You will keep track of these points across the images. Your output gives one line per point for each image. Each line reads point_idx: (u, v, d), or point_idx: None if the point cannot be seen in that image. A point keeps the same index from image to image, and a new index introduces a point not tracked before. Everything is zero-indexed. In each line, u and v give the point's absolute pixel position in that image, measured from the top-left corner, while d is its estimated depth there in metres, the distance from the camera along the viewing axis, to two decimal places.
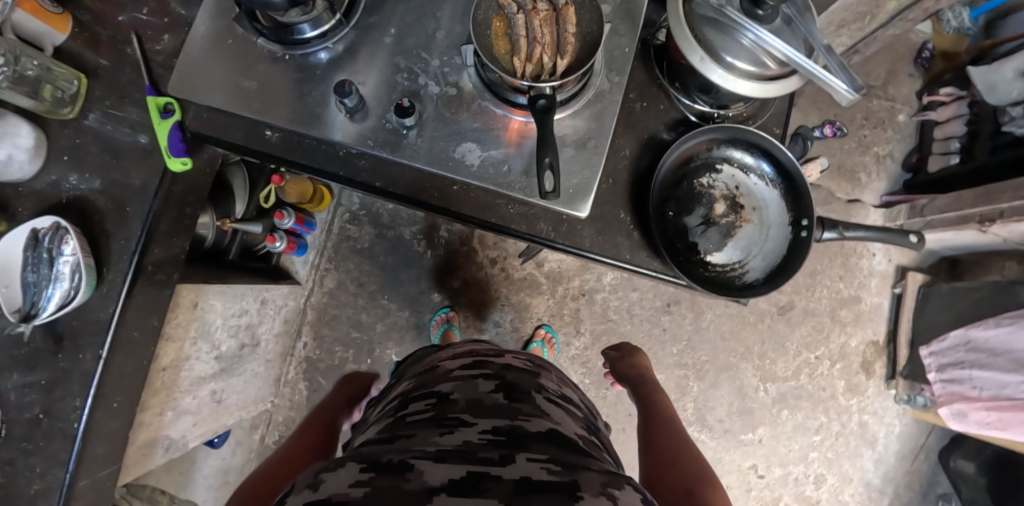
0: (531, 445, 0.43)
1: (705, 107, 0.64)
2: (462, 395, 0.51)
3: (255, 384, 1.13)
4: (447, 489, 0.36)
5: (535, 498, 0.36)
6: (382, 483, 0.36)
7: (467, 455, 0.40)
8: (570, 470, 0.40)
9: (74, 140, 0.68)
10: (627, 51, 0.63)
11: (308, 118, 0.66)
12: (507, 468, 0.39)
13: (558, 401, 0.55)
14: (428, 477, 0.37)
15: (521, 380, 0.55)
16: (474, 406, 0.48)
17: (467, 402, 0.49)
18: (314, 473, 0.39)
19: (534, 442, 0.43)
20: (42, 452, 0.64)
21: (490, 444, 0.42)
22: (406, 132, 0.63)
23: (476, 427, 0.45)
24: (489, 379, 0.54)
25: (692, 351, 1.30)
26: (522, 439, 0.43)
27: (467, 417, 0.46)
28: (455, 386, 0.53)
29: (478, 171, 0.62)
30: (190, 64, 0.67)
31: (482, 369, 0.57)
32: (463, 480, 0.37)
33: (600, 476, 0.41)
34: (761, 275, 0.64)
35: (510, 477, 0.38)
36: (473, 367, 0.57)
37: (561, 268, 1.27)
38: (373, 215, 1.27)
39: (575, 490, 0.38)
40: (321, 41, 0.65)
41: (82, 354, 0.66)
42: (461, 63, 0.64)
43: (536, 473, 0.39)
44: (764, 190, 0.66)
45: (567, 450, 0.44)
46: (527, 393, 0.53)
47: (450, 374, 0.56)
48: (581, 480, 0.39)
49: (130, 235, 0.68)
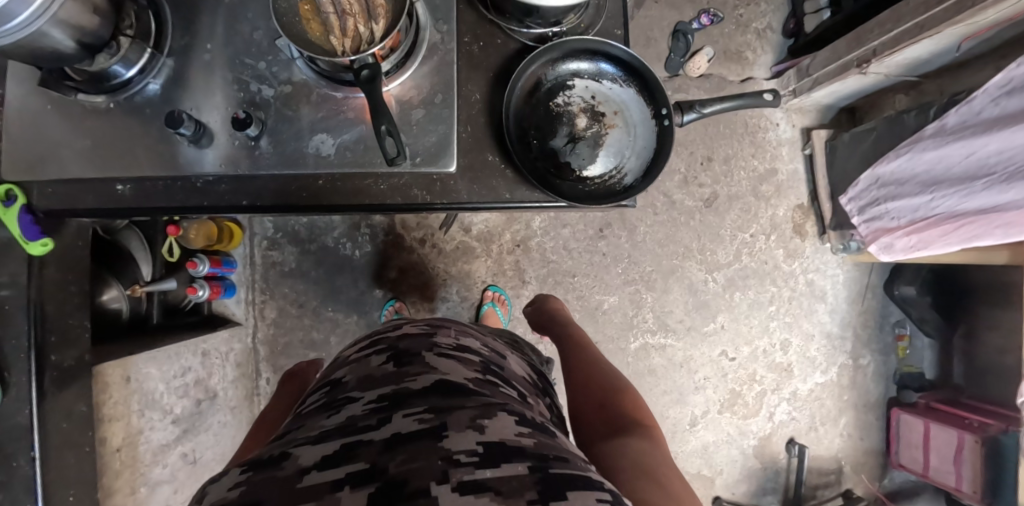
0: (411, 400, 0.41)
1: (540, 29, 0.63)
2: (353, 375, 0.48)
3: (228, 433, 1.12)
4: (318, 465, 0.34)
5: (401, 450, 0.35)
6: (259, 476, 0.34)
7: (346, 429, 0.38)
8: (441, 414, 0.39)
9: None
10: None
11: (156, 157, 0.64)
12: (381, 430, 0.37)
13: (452, 353, 0.51)
14: (303, 459, 0.35)
15: (414, 346, 0.51)
16: (364, 381, 0.45)
17: (357, 379, 0.47)
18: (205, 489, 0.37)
19: (415, 397, 0.41)
20: None
21: (370, 412, 0.40)
22: (256, 143, 0.62)
23: (362, 399, 0.43)
24: (381, 354, 0.50)
25: (637, 265, 1.34)
26: (405, 397, 0.41)
27: (355, 393, 0.44)
28: (348, 370, 0.49)
29: (336, 159, 0.62)
30: (16, 143, 0.64)
31: (377, 346, 0.53)
32: (336, 452, 0.35)
33: (474, 411, 0.40)
34: (637, 175, 0.66)
35: (380, 437, 0.36)
36: (369, 348, 0.53)
37: (491, 228, 1.27)
38: (291, 234, 1.24)
39: (442, 430, 0.37)
40: (142, 78, 0.63)
41: (15, 462, 0.64)
42: (288, 58, 0.63)
43: (406, 426, 0.37)
44: (619, 92, 0.68)
45: (451, 393, 0.42)
46: (417, 355, 0.49)
47: (348, 360, 0.54)
48: (450, 419, 0.38)
49: (18, 331, 0.65)
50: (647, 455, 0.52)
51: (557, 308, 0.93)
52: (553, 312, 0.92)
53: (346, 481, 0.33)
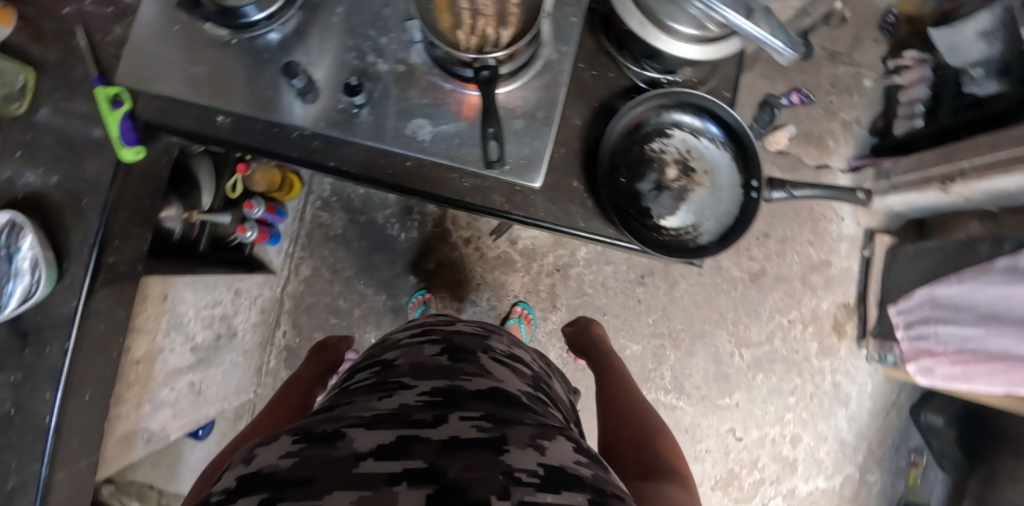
0: (467, 403, 0.42)
1: (654, 73, 0.64)
2: (405, 360, 0.50)
3: (235, 374, 1.14)
4: (374, 453, 0.35)
5: (458, 455, 0.35)
6: (312, 451, 0.35)
7: (400, 418, 0.39)
8: (500, 426, 0.39)
9: (25, 136, 0.67)
10: (574, 21, 0.64)
11: (261, 100, 0.65)
12: (438, 429, 0.38)
13: (506, 361, 0.53)
14: (357, 444, 0.36)
15: (467, 342, 0.54)
16: (417, 370, 0.47)
17: (410, 365, 0.48)
18: (251, 449, 0.38)
19: (469, 400, 0.42)
20: (16, 447, 0.65)
21: (425, 405, 0.41)
22: (357, 111, 0.63)
23: (415, 389, 0.44)
24: (435, 344, 0.53)
25: (668, 320, 1.32)
26: (459, 397, 0.42)
27: (407, 381, 0.45)
28: (400, 353, 0.51)
29: (429, 146, 0.62)
30: (137, 53, 0.66)
31: (430, 335, 0.55)
32: (392, 442, 0.36)
33: (531, 429, 0.40)
34: (714, 237, 0.66)
35: (438, 437, 0.36)
36: (421, 335, 0.56)
37: (536, 245, 1.28)
38: (345, 200, 1.26)
39: (501, 444, 0.37)
40: (269, 23, 0.64)
41: (49, 348, 0.66)
42: (409, 40, 0.64)
43: (465, 432, 0.37)
44: (716, 152, 0.67)
45: (506, 404, 0.43)
46: (472, 354, 0.51)
47: (398, 343, 0.56)
48: (509, 434, 0.38)
49: (88, 228, 0.68)
50: None
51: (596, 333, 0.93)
52: (595, 338, 0.91)
53: (403, 477, 0.33)
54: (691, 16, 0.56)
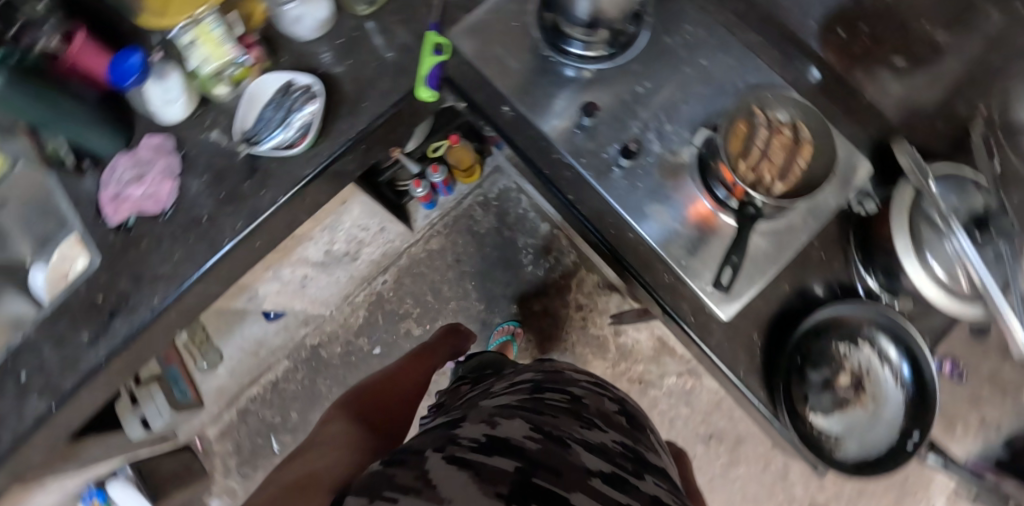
0: (651, 471, 0.51)
1: (874, 284, 0.69)
2: (593, 405, 0.61)
3: (333, 288, 1.22)
4: (600, 476, 0.44)
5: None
6: (550, 446, 0.46)
7: (606, 455, 0.49)
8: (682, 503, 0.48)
9: (355, 33, 0.80)
10: (830, 206, 0.70)
11: (543, 113, 0.74)
12: (639, 479, 0.47)
13: (660, 446, 0.63)
14: (584, 459, 0.46)
15: (638, 415, 0.65)
16: (605, 419, 0.58)
17: (597, 413, 0.59)
18: (495, 419, 0.52)
19: (653, 469, 0.51)
20: (188, 244, 0.77)
21: (620, 455, 0.50)
22: (616, 169, 0.71)
23: (607, 434, 0.54)
24: (613, 402, 0.64)
25: (709, 492, 1.24)
26: (644, 461, 0.52)
27: (598, 423, 0.56)
28: (586, 395, 0.63)
29: (659, 232, 0.69)
30: (473, 24, 0.77)
31: (605, 391, 0.67)
32: (611, 473, 0.46)
33: None
34: (851, 458, 0.66)
35: (644, 488, 0.45)
36: (598, 387, 0.67)
37: (633, 347, 1.28)
38: (503, 210, 1.34)
39: None
40: (575, 61, 0.74)
41: (265, 192, 0.76)
42: (687, 138, 0.72)
43: (660, 494, 0.46)
44: (893, 388, 0.67)
45: (676, 487, 0.52)
46: (643, 429, 0.62)
47: (578, 382, 0.66)
48: None
49: (353, 122, 0.76)
50: None
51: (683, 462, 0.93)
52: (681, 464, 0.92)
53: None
54: (952, 263, 0.60)
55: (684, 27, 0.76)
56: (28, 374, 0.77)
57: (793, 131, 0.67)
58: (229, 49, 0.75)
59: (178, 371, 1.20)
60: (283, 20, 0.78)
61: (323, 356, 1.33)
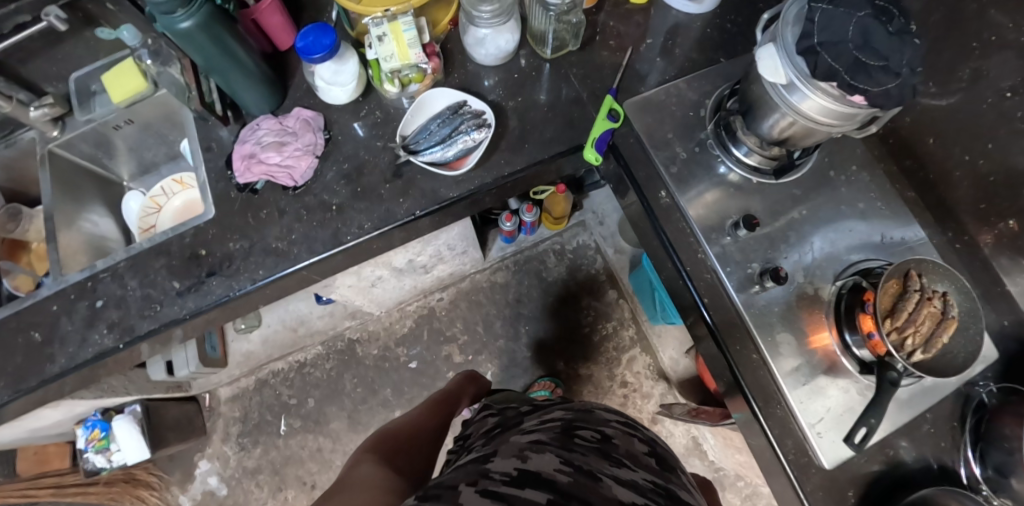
0: None
1: (978, 472, 0.67)
2: (624, 443, 0.56)
3: (399, 292, 1.21)
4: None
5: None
6: (581, 480, 0.45)
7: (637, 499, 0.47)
8: None
9: (528, 75, 0.82)
10: (950, 382, 0.69)
11: (697, 208, 0.74)
12: None
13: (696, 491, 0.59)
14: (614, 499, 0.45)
15: (670, 457, 0.60)
16: (633, 457, 0.54)
17: (630, 452, 0.55)
18: (523, 450, 0.50)
19: None
20: (309, 228, 0.76)
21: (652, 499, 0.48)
22: (757, 287, 0.71)
23: (642, 474, 0.52)
24: (644, 441, 0.59)
25: None
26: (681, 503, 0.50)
27: (631, 462, 0.53)
28: (617, 432, 0.58)
29: (784, 363, 0.69)
30: (650, 100, 0.78)
31: (636, 427, 0.62)
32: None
33: None
34: None
35: None
36: (630, 424, 0.62)
37: (668, 441, 1.24)
38: (574, 264, 1.35)
39: None
40: (733, 162, 0.76)
41: (403, 202, 0.76)
42: (829, 276, 0.73)
43: None
44: None
45: None
46: (674, 469, 0.58)
47: (606, 413, 0.63)
48: None
49: (510, 161, 0.77)
50: None
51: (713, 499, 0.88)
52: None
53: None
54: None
55: (851, 168, 0.77)
56: (105, 304, 0.76)
57: (943, 304, 0.66)
58: (415, 54, 0.75)
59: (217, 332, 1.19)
60: (469, 39, 0.80)
61: (359, 353, 1.31)
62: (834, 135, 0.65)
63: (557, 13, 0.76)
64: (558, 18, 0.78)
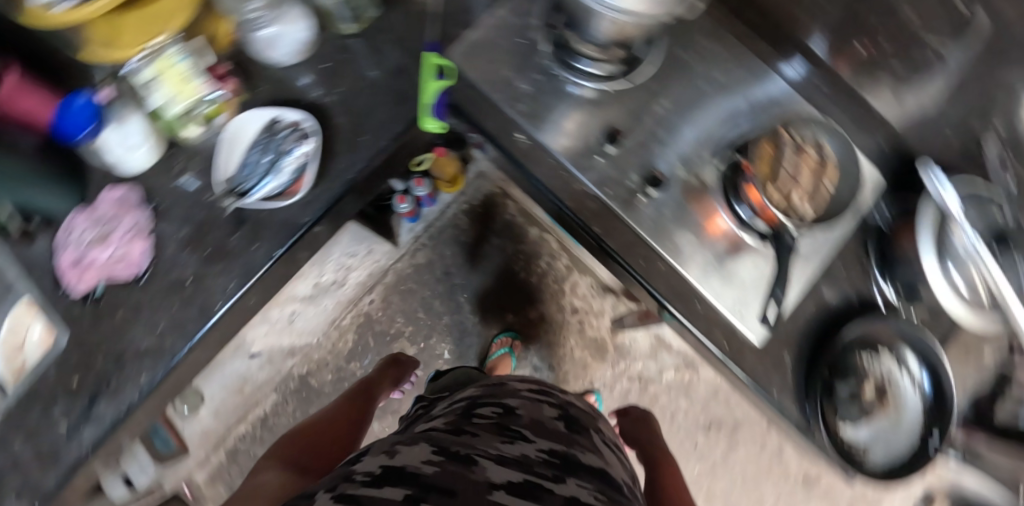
0: (580, 473, 0.54)
1: (892, 294, 0.69)
2: (527, 413, 0.65)
3: (323, 316, 1.21)
4: (504, 487, 0.46)
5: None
6: (451, 468, 0.47)
7: (523, 466, 0.51)
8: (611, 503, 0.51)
9: (339, 57, 0.72)
10: (849, 220, 0.70)
11: (558, 139, 0.68)
12: (557, 485, 0.50)
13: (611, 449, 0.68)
14: (490, 474, 0.48)
15: (581, 417, 0.71)
16: (534, 426, 0.62)
17: (530, 420, 0.63)
18: (392, 445, 0.52)
19: (584, 472, 0.55)
20: (172, 312, 0.69)
21: (544, 461, 0.54)
22: (644, 198, 0.67)
23: (534, 444, 0.57)
24: (553, 408, 0.70)
25: (711, 478, 1.29)
26: (575, 467, 0.55)
27: (528, 434, 0.60)
28: (522, 403, 0.68)
29: (690, 262, 0.67)
30: (474, 40, 0.69)
31: (547, 397, 0.73)
32: (519, 483, 0.47)
33: None
34: (884, 463, 0.68)
35: (561, 492, 0.49)
36: (539, 394, 0.73)
37: (632, 346, 1.27)
38: (489, 216, 1.29)
39: None
40: (583, 81, 0.69)
41: (257, 246, 0.68)
42: (709, 160, 0.70)
43: (580, 496, 0.49)
44: (911, 396, 0.69)
45: (612, 487, 0.55)
46: (584, 429, 0.68)
47: (518, 392, 0.72)
48: None
49: (351, 161, 0.69)
50: None
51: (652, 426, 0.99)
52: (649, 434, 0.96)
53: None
54: (972, 273, 0.60)
55: (698, 42, 0.73)
56: None
57: (819, 153, 0.66)
58: (199, 86, 0.66)
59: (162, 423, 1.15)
60: (256, 41, 0.68)
61: (314, 386, 1.25)
62: (665, 19, 0.56)
63: None
64: None
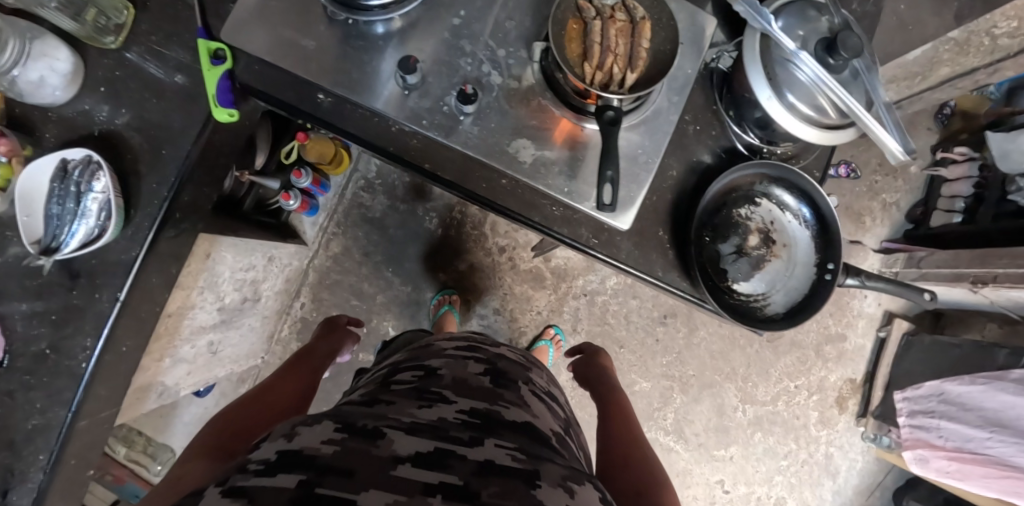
0: (501, 433, 0.51)
1: (755, 140, 0.65)
2: (448, 373, 0.62)
3: (250, 338, 1.12)
4: (411, 459, 0.41)
5: (491, 481, 0.41)
6: (352, 444, 0.41)
7: (439, 431, 0.47)
8: (532, 460, 0.47)
9: (113, 73, 0.66)
10: (690, 73, 0.64)
11: (360, 87, 0.63)
12: (472, 449, 0.45)
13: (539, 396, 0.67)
14: (397, 446, 0.42)
15: (509, 369, 0.69)
16: (455, 385, 0.59)
17: (451, 379, 0.60)
18: (292, 426, 0.44)
19: (504, 430, 0.51)
20: (45, 387, 0.64)
21: (462, 425, 0.50)
22: (463, 118, 0.62)
23: (453, 405, 0.53)
24: (479, 363, 0.67)
25: (681, 364, 1.33)
26: (493, 425, 0.51)
27: (447, 395, 0.56)
28: (444, 363, 0.64)
29: (530, 169, 0.61)
30: (246, 12, 0.64)
31: (474, 353, 0.70)
32: (429, 453, 0.43)
33: (561, 470, 0.47)
34: (782, 310, 0.67)
35: (474, 457, 0.44)
36: (466, 351, 0.70)
37: (567, 266, 1.29)
38: (389, 186, 1.26)
39: (534, 478, 0.44)
40: (383, 13, 0.62)
41: (99, 294, 0.64)
42: (527, 57, 0.62)
43: (499, 458, 0.45)
44: (798, 230, 0.68)
45: (534, 442, 0.52)
46: (511, 382, 0.65)
47: (442, 352, 0.69)
48: (542, 470, 0.46)
49: (163, 178, 0.65)
50: None
51: (603, 365, 0.95)
52: (602, 371, 0.93)
53: (438, 490, 0.39)
54: (812, 85, 0.57)
55: None
56: None
57: (626, 12, 0.59)
58: None
59: (137, 484, 1.11)
60: (18, 90, 0.61)
61: None
62: None
63: None
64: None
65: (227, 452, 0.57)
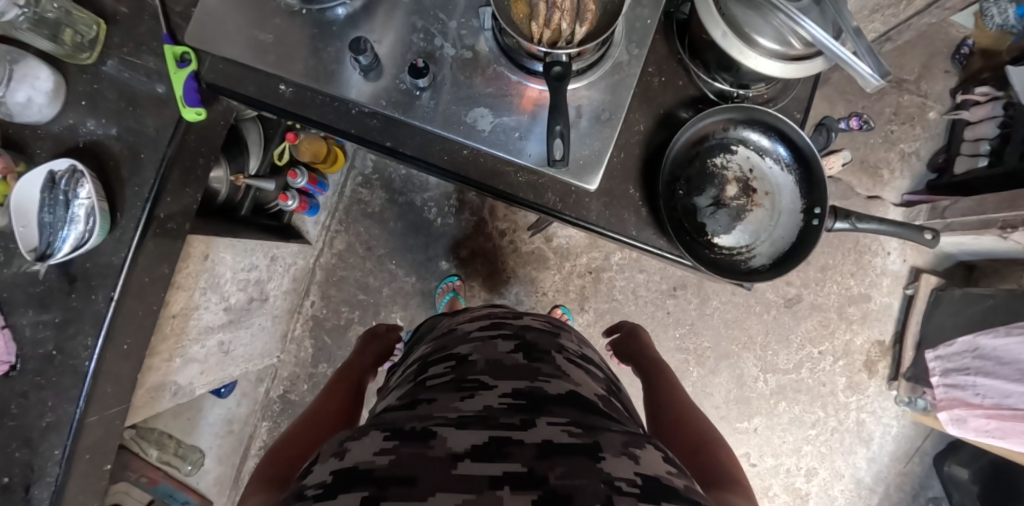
0: (552, 409, 0.46)
1: (726, 86, 0.62)
2: (482, 356, 0.57)
3: (262, 337, 1.15)
4: (471, 455, 0.39)
5: (556, 461, 0.38)
6: (406, 451, 0.39)
7: (489, 421, 0.43)
8: (590, 433, 0.43)
9: (91, 86, 0.68)
10: (648, 24, 0.63)
11: (322, 74, 0.65)
12: (529, 432, 0.42)
13: (578, 362, 0.62)
14: (452, 444, 0.40)
15: (540, 342, 0.62)
16: (492, 368, 0.54)
17: (485, 364, 0.55)
18: (341, 443, 0.42)
19: (554, 405, 0.47)
20: (54, 386, 0.66)
21: (511, 409, 0.45)
22: (419, 94, 0.64)
23: (496, 391, 0.49)
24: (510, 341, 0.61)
25: (694, 336, 1.30)
26: (542, 402, 0.47)
27: (487, 380, 0.51)
28: (475, 348, 0.59)
29: (489, 136, 0.63)
30: (208, 13, 0.66)
31: (502, 330, 0.64)
32: (485, 445, 0.40)
33: (621, 437, 0.44)
34: (767, 260, 0.65)
35: (533, 440, 0.41)
36: (493, 329, 0.64)
37: (569, 245, 1.28)
38: (386, 180, 1.28)
39: (598, 451, 0.40)
40: None
41: (95, 295, 0.68)
42: (478, 26, 0.64)
43: (558, 437, 0.42)
44: (778, 174, 0.66)
45: (589, 413, 0.48)
46: (547, 354, 0.59)
47: (468, 336, 0.63)
48: (603, 441, 0.42)
49: (143, 182, 0.69)
50: (726, 481, 0.53)
51: (642, 337, 0.91)
52: (640, 344, 0.89)
53: (505, 482, 0.37)
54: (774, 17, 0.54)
55: None
56: None
57: None
58: None
59: (170, 483, 1.07)
60: (6, 112, 0.63)
61: (295, 400, 1.28)
62: None
63: (22, 14, 0.61)
64: (36, 17, 0.62)
65: (284, 478, 0.51)
